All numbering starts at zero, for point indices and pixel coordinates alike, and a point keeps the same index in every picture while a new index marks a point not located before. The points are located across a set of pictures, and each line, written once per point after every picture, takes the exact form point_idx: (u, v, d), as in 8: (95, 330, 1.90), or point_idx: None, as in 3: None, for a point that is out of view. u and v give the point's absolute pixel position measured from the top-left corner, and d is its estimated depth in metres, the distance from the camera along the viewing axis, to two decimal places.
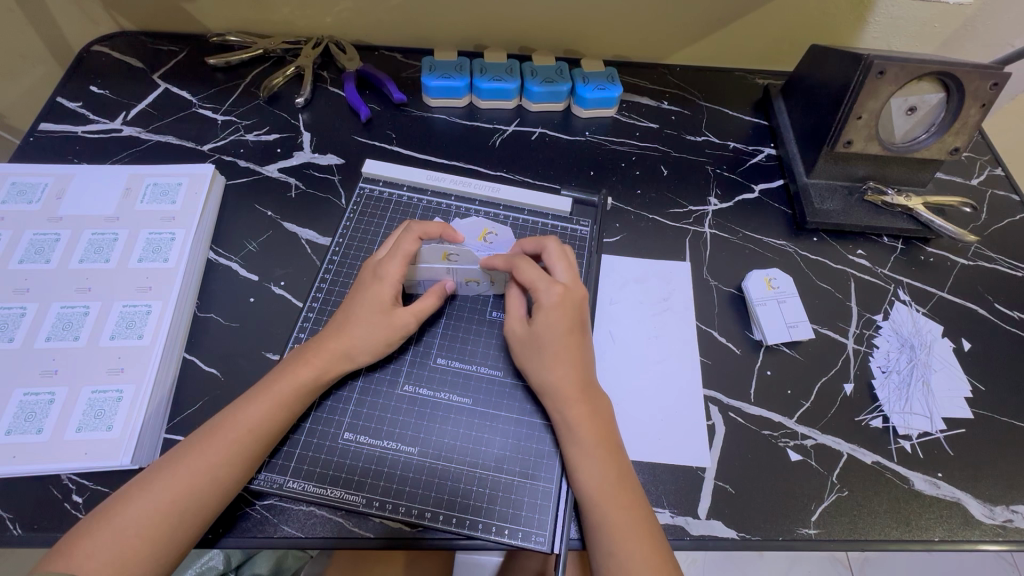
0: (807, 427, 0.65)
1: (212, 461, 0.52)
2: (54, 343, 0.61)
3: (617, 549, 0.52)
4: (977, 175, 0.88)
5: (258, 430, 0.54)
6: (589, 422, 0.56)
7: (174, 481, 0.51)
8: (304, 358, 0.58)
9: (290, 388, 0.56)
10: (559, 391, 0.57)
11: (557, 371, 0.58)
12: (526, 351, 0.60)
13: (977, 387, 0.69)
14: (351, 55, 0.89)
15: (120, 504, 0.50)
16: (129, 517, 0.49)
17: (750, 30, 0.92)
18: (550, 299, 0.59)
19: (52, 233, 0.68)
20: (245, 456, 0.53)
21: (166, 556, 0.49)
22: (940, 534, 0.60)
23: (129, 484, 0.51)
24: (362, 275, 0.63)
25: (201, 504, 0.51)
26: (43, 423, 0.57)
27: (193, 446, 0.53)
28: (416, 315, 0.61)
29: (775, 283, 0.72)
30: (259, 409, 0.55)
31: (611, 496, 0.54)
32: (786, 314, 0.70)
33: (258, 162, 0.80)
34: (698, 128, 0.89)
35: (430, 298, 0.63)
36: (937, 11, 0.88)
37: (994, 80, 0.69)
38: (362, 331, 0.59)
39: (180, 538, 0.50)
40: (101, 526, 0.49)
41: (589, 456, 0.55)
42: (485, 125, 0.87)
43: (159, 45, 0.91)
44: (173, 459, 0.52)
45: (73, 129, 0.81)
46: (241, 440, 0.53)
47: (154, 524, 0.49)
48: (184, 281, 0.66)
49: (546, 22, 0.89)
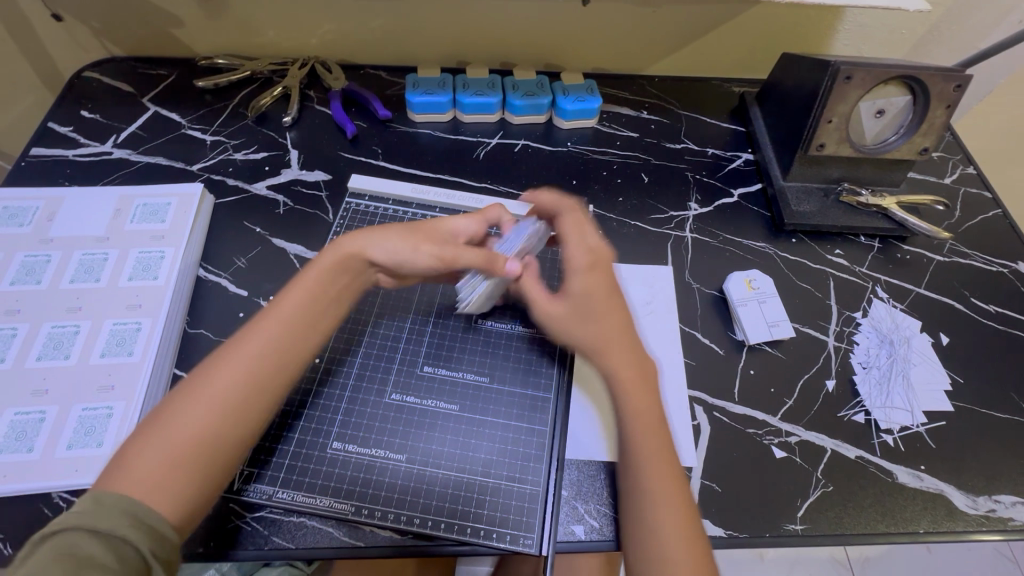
0: (790, 424, 0.66)
1: (265, 361, 0.53)
2: (44, 362, 0.62)
3: (648, 505, 0.53)
4: (949, 174, 0.90)
5: (300, 323, 0.56)
6: (638, 392, 0.58)
7: (228, 377, 0.52)
8: (348, 263, 0.60)
9: (316, 300, 0.58)
10: (607, 353, 0.59)
11: (601, 333, 0.60)
12: (547, 312, 0.62)
13: (956, 380, 0.70)
14: (336, 74, 0.91)
15: (168, 410, 0.50)
16: (165, 440, 0.48)
17: (723, 41, 0.95)
18: (582, 264, 0.62)
19: (43, 255, 0.69)
20: (296, 356, 0.56)
21: (222, 474, 0.50)
22: (925, 526, 0.61)
23: (171, 394, 0.51)
24: (428, 228, 0.64)
25: (253, 406, 0.52)
26: (33, 442, 0.57)
27: (232, 346, 0.54)
28: (440, 261, 0.61)
29: (755, 283, 0.74)
30: (289, 323, 0.56)
31: (656, 459, 0.55)
32: (766, 313, 0.72)
33: (246, 180, 0.82)
34: (677, 136, 0.92)
35: (482, 258, 0.61)
36: (901, 19, 0.91)
37: (957, 82, 0.72)
38: (408, 253, 0.61)
39: (219, 460, 0.50)
40: (152, 434, 0.49)
41: (639, 428, 0.56)
42: (469, 139, 0.89)
43: (148, 69, 0.93)
44: (217, 359, 0.53)
45: (64, 153, 0.82)
46: (273, 353, 0.54)
47: (209, 424, 0.50)
48: (173, 298, 0.67)
49: (525, 39, 0.92)
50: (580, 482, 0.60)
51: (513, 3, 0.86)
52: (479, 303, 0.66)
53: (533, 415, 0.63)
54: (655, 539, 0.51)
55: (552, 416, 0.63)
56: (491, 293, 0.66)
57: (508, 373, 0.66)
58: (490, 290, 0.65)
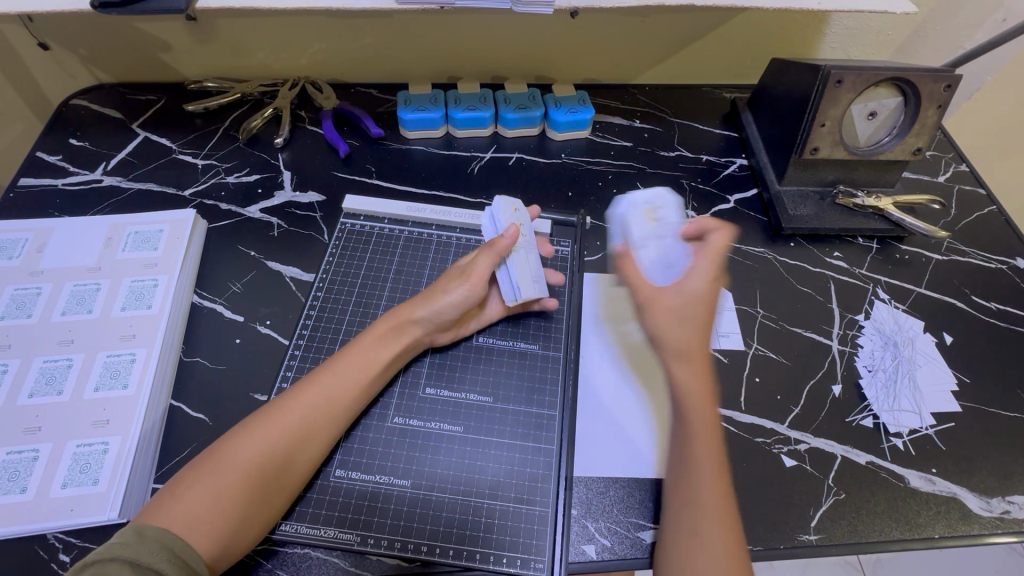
0: (799, 432, 0.65)
1: (320, 413, 0.56)
2: (37, 398, 0.60)
3: (699, 527, 0.52)
4: (943, 172, 0.90)
5: (354, 372, 0.59)
6: (707, 410, 0.59)
7: (283, 423, 0.54)
8: (401, 328, 0.62)
9: (362, 361, 0.60)
10: (689, 366, 0.61)
11: (688, 337, 0.62)
12: (659, 307, 0.64)
13: (962, 379, 0.70)
14: (327, 94, 0.91)
15: (223, 451, 0.53)
16: (199, 491, 0.50)
17: (711, 48, 0.96)
18: (704, 261, 0.64)
19: (33, 287, 0.68)
20: (347, 405, 0.58)
21: (268, 510, 0.52)
22: (940, 531, 0.60)
23: (227, 434, 0.55)
24: (452, 272, 0.66)
25: (300, 452, 0.55)
26: (27, 481, 0.55)
27: (296, 391, 0.57)
28: (471, 284, 0.63)
29: (657, 213, 0.69)
30: (340, 383, 0.58)
31: (717, 511, 0.53)
32: (666, 250, 0.66)
33: (239, 203, 0.81)
34: (671, 145, 0.91)
35: (487, 252, 0.65)
36: (887, 21, 0.92)
37: (947, 82, 0.72)
38: (447, 301, 0.62)
39: (258, 508, 0.51)
40: (204, 471, 0.51)
41: (708, 471, 0.55)
42: (463, 154, 0.88)
43: (137, 95, 0.92)
44: (274, 406, 0.56)
45: (53, 182, 0.81)
46: (312, 409, 0.56)
47: (258, 466, 0.52)
48: (168, 327, 0.66)
49: (515, 53, 0.93)
50: (590, 499, 0.59)
51: (502, 18, 0.87)
52: (533, 286, 0.66)
53: (538, 434, 0.62)
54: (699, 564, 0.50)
55: (559, 435, 0.62)
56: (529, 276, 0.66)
57: (525, 396, 0.64)
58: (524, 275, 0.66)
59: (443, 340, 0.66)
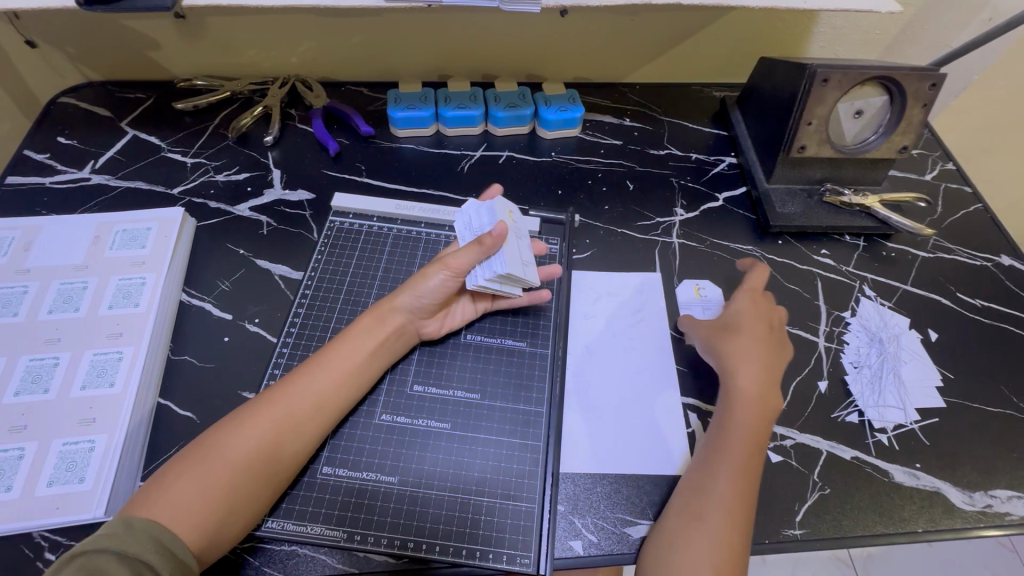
0: (785, 427, 0.66)
1: (307, 405, 0.56)
2: (23, 397, 0.60)
3: (705, 512, 0.54)
4: (930, 170, 0.91)
5: (343, 367, 0.59)
6: (753, 410, 0.59)
7: (270, 418, 0.54)
8: (383, 317, 0.62)
9: (350, 357, 0.60)
10: (735, 388, 0.61)
11: (738, 363, 0.62)
12: (722, 338, 0.65)
13: (946, 375, 0.70)
14: (317, 92, 0.90)
15: (209, 447, 0.52)
16: (184, 485, 0.50)
17: (701, 47, 0.96)
18: (744, 297, 0.68)
19: (19, 285, 0.67)
20: (336, 401, 0.58)
21: (255, 507, 0.52)
22: (923, 525, 0.60)
23: (214, 427, 0.54)
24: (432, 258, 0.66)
25: (286, 447, 0.55)
26: (12, 480, 0.55)
27: (284, 385, 0.57)
28: (450, 273, 0.62)
29: (704, 291, 0.76)
30: (328, 379, 0.58)
31: (728, 504, 0.54)
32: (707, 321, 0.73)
33: (228, 202, 0.81)
34: (660, 143, 0.92)
35: (474, 247, 0.62)
36: (874, 20, 0.93)
37: (932, 80, 0.73)
38: (426, 288, 0.62)
39: (244, 504, 0.51)
40: (190, 465, 0.51)
41: (728, 469, 0.56)
42: (453, 152, 0.89)
43: (125, 93, 0.92)
44: (261, 399, 0.56)
45: (41, 181, 0.81)
46: (300, 405, 0.56)
47: (245, 461, 0.52)
48: (155, 325, 0.66)
49: (505, 51, 0.93)
50: (576, 495, 0.59)
51: (492, 16, 0.87)
52: (521, 267, 0.64)
53: (527, 430, 0.62)
54: (696, 548, 0.52)
55: (546, 431, 0.62)
56: (517, 258, 0.65)
57: (514, 392, 0.65)
58: (513, 256, 0.64)
59: (429, 333, 0.66)
